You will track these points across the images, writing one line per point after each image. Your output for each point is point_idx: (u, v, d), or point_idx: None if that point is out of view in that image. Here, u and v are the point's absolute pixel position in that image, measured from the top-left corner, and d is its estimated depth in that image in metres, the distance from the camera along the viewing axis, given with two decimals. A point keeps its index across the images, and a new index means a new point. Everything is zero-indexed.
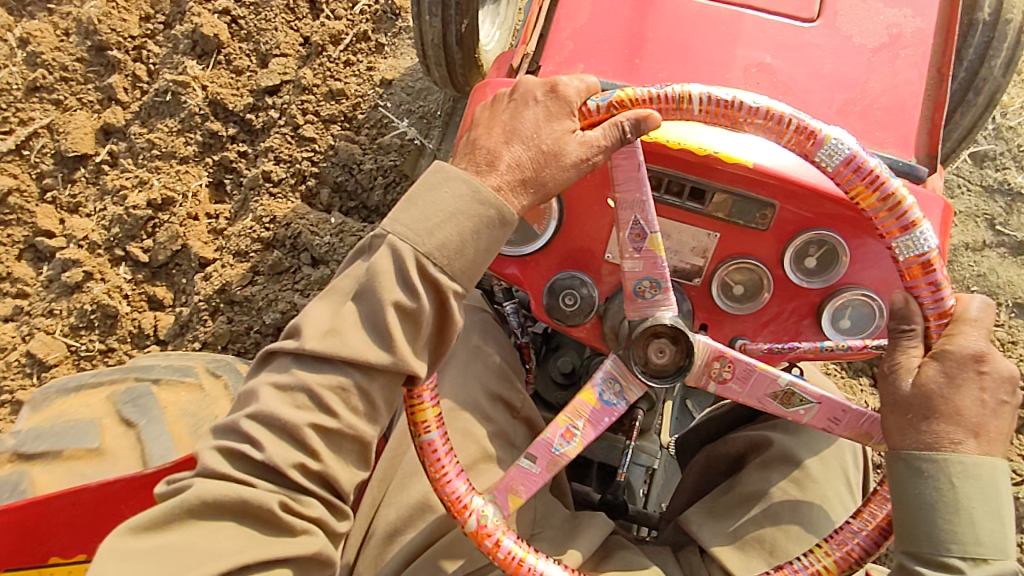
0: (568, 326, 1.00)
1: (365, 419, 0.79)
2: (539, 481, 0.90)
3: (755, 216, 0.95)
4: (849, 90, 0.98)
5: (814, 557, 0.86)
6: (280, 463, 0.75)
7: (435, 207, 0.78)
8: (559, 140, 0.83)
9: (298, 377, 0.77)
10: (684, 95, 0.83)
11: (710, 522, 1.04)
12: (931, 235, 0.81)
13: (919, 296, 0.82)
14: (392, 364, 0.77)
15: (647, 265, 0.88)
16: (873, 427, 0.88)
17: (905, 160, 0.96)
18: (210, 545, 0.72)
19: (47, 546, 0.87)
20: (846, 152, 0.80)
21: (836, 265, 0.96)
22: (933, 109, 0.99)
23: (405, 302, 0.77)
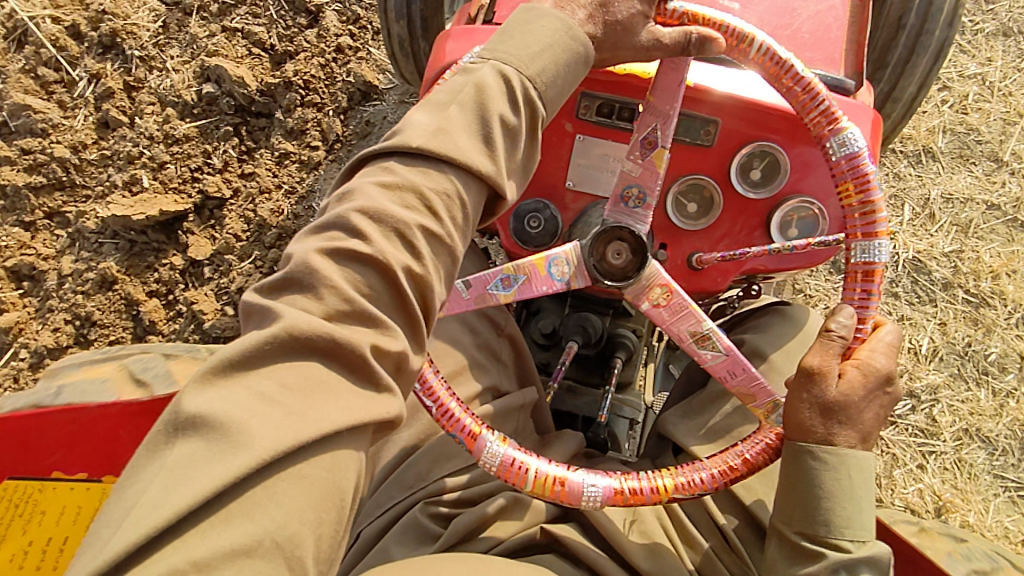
0: (535, 248, 1.07)
1: (459, 233, 0.75)
2: (461, 306, 0.96)
3: (700, 133, 1.03)
4: (779, 16, 1.08)
5: (658, 474, 0.91)
6: (389, 260, 0.68)
7: (535, 36, 0.80)
8: (632, 18, 0.86)
9: (409, 177, 0.72)
10: (748, 36, 0.89)
11: (684, 422, 1.11)
12: (886, 250, 0.88)
13: (850, 297, 0.89)
14: (493, 172, 0.75)
15: (644, 173, 0.94)
16: (760, 393, 0.94)
17: (834, 76, 1.04)
18: (306, 384, 0.63)
19: (52, 460, 0.90)
20: (848, 149, 0.88)
21: (779, 176, 1.03)
22: (858, 32, 1.08)
23: (509, 117, 0.76)
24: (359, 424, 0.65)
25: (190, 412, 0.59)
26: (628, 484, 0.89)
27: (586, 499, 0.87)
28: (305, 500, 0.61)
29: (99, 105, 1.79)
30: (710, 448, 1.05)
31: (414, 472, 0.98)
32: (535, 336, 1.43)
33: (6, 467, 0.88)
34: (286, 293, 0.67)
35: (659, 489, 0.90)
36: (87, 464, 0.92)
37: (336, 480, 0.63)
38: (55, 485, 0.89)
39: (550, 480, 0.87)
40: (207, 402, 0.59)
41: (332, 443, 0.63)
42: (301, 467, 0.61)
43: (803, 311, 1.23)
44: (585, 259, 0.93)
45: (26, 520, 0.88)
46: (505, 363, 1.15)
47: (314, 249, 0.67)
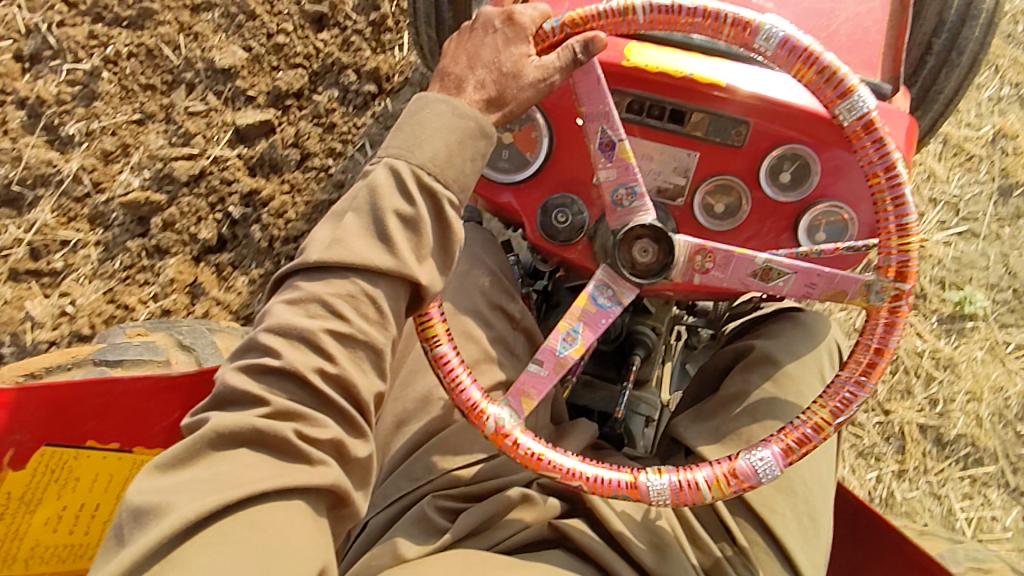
0: (561, 243, 1.08)
1: (376, 326, 0.80)
2: (548, 384, 0.96)
3: (731, 133, 1.03)
4: (816, 18, 1.06)
5: (811, 412, 0.90)
6: (298, 367, 0.76)
7: (420, 127, 0.83)
8: (517, 63, 0.89)
9: (309, 290, 0.79)
10: (628, 7, 0.89)
11: (696, 424, 1.12)
12: (868, 95, 0.86)
13: (885, 205, 0.87)
14: (393, 265, 0.79)
15: (620, 172, 0.94)
16: (848, 284, 0.91)
17: (871, 80, 1.03)
18: (233, 472, 0.71)
19: (84, 430, 0.94)
20: (778, 40, 0.86)
21: (811, 177, 1.03)
22: (896, 36, 1.06)
23: (403, 208, 0.80)
24: (285, 487, 0.72)
25: (138, 502, 0.69)
26: (791, 438, 0.90)
27: (764, 476, 0.89)
28: (246, 552, 0.67)
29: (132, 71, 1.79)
30: (721, 450, 1.06)
31: (424, 462, 1.00)
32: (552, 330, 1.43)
33: (42, 434, 0.92)
34: (224, 408, 0.77)
35: (821, 426, 0.90)
36: (120, 434, 0.96)
37: (280, 536, 0.70)
38: (89, 453, 0.92)
39: (722, 478, 0.89)
40: (151, 490, 0.69)
41: (255, 504, 0.70)
42: (234, 532, 0.68)
43: (818, 317, 1.24)
44: (617, 273, 0.95)
45: (61, 486, 0.91)
46: (520, 356, 1.16)
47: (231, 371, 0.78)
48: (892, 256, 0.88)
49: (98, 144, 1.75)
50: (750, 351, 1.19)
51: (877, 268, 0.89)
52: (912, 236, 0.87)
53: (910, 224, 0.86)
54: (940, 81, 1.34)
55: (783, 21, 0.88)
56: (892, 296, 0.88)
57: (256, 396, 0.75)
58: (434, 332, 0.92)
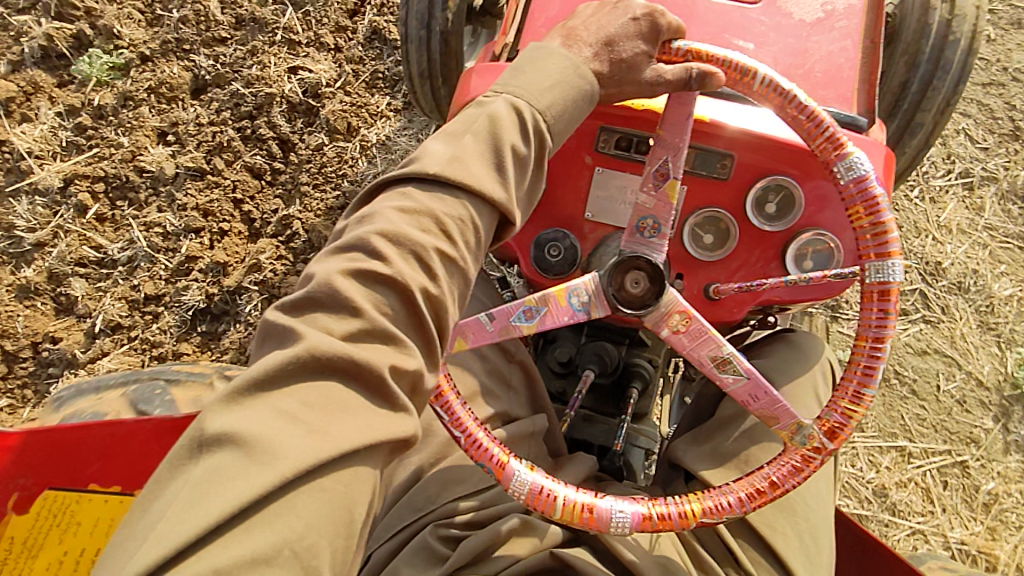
0: (555, 277, 1.10)
1: (471, 257, 0.79)
2: (486, 339, 0.98)
3: (716, 166, 1.06)
4: (792, 57, 1.12)
5: (685, 498, 0.91)
6: (405, 282, 0.73)
7: (544, 73, 0.85)
8: (637, 57, 0.92)
9: (424, 205, 0.77)
10: (751, 69, 0.92)
11: (693, 448, 1.13)
12: (901, 270, 0.90)
13: (868, 318, 0.91)
14: (503, 199, 0.80)
15: (659, 205, 0.96)
16: (783, 415, 0.94)
17: (846, 113, 1.08)
18: (326, 402, 0.67)
19: (88, 474, 0.93)
20: (861, 170, 0.90)
21: (795, 208, 1.06)
22: (869, 72, 1.12)
23: (520, 147, 0.81)
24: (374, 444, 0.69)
25: (214, 433, 0.63)
26: (657, 509, 0.90)
27: (614, 525, 0.88)
28: (319, 510, 0.65)
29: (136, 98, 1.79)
30: (722, 473, 1.06)
31: (425, 493, 1.00)
32: (552, 365, 1.46)
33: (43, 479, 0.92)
34: (313, 312, 0.71)
35: (687, 515, 0.90)
36: (122, 478, 0.95)
37: (353, 494, 0.68)
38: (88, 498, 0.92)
39: (578, 506, 0.88)
40: (235, 421, 0.64)
41: (343, 461, 0.67)
42: (321, 482, 0.65)
43: (812, 338, 1.25)
44: (603, 288, 0.96)
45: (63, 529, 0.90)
46: (516, 388, 1.17)
47: (336, 272, 0.72)
48: (834, 414, 0.92)
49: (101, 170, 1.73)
50: None
51: (818, 417, 0.93)
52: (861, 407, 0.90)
53: (866, 396, 0.90)
54: (916, 117, 1.41)
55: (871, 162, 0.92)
56: (816, 444, 0.91)
57: (356, 307, 0.70)
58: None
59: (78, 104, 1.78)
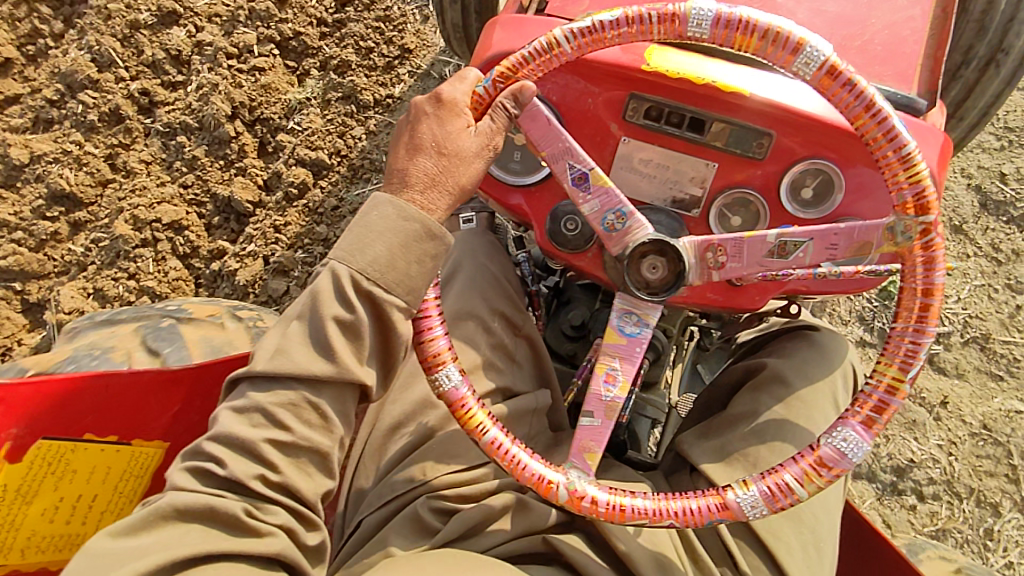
0: (571, 251, 1.06)
1: (320, 431, 0.85)
2: (605, 430, 0.94)
3: (753, 145, 0.99)
4: (850, 27, 1.01)
5: (878, 376, 0.86)
6: (240, 477, 0.81)
7: (364, 228, 0.84)
8: (458, 134, 0.89)
9: (253, 399, 0.83)
10: (552, 41, 0.90)
11: (700, 441, 1.09)
12: (819, 42, 0.83)
13: (844, 101, 0.84)
14: (336, 373, 0.83)
15: (603, 201, 0.92)
16: (868, 234, 0.86)
17: (904, 94, 0.98)
18: (178, 542, 0.77)
19: (83, 423, 0.96)
20: (709, 28, 0.84)
21: (833, 195, 0.99)
22: (936, 47, 1.01)
23: (343, 315, 0.83)
24: (230, 553, 0.79)
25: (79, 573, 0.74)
26: (866, 408, 0.86)
27: (851, 457, 0.85)
28: None
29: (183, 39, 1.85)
30: (726, 472, 1.02)
31: (422, 465, 1.00)
32: (563, 328, 1.41)
33: (41, 428, 0.94)
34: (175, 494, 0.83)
35: (894, 387, 0.85)
36: (118, 427, 0.99)
37: None
38: (87, 446, 0.96)
39: (809, 467, 0.86)
40: (103, 557, 0.76)
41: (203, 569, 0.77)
42: None
43: (835, 340, 1.21)
44: (635, 296, 0.92)
45: (58, 478, 0.94)
46: (521, 364, 1.15)
47: (178, 472, 0.83)
48: (906, 191, 0.83)
49: (143, 110, 1.80)
50: (760, 371, 1.15)
51: (894, 209, 0.85)
52: (917, 165, 0.83)
53: (910, 151, 0.83)
54: (980, 88, 1.30)
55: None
56: (920, 232, 0.84)
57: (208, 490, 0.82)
58: (476, 421, 0.91)
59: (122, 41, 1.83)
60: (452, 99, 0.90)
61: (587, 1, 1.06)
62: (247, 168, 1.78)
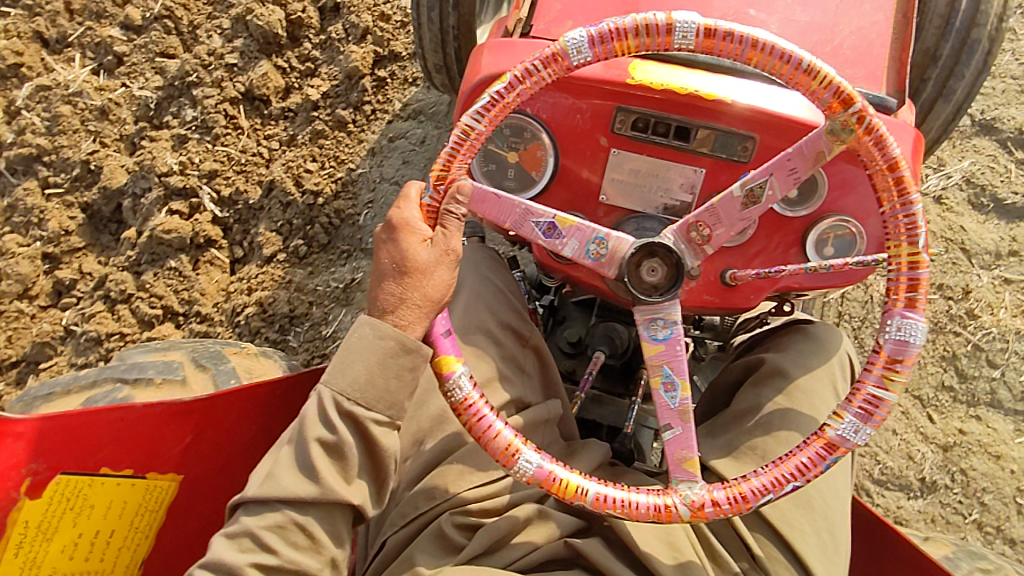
0: (569, 262, 1.08)
1: (308, 553, 0.88)
2: (690, 435, 0.94)
3: (737, 148, 1.03)
4: (820, 33, 1.07)
5: (896, 259, 0.89)
6: None
7: (345, 352, 0.90)
8: (412, 246, 0.91)
9: (244, 525, 0.87)
10: (467, 128, 0.95)
11: (709, 440, 1.10)
12: (680, 15, 0.87)
13: (734, 50, 0.87)
14: (319, 493, 0.87)
15: (580, 237, 0.96)
16: (814, 145, 0.90)
17: (875, 93, 1.03)
18: None
19: (100, 457, 0.97)
20: (589, 50, 0.89)
21: (818, 191, 1.03)
22: (901, 48, 1.07)
23: (326, 436, 0.87)
24: None
25: None
26: (903, 286, 0.88)
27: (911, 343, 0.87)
28: None
29: (180, 95, 1.97)
30: (734, 469, 1.04)
31: (440, 483, 1.00)
32: (561, 345, 1.44)
33: (60, 463, 0.94)
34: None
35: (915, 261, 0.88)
36: (134, 461, 0.99)
37: None
38: (103, 481, 0.97)
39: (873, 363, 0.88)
40: None
41: None
42: None
43: (830, 330, 1.23)
44: (649, 303, 0.94)
45: (77, 513, 0.95)
46: (530, 374, 1.17)
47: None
48: (826, 97, 0.87)
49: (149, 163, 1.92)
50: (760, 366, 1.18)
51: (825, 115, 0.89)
52: (822, 71, 0.87)
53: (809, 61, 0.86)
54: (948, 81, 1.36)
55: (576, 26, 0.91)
56: (857, 121, 0.88)
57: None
58: (572, 486, 0.89)
59: (127, 103, 1.97)
60: (403, 219, 0.93)
61: (570, 21, 1.10)
62: (247, 212, 1.88)
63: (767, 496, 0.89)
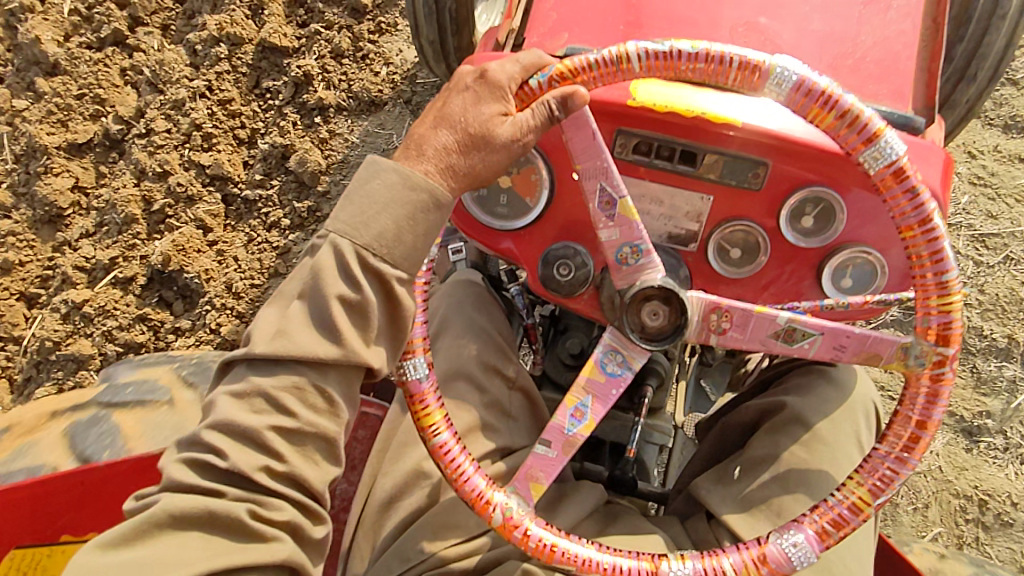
0: (566, 295, 1.01)
1: (327, 417, 0.81)
2: (557, 465, 0.91)
3: (748, 175, 0.94)
4: (840, 45, 0.98)
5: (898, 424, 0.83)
6: (245, 469, 0.77)
7: (365, 201, 0.80)
8: (490, 119, 0.84)
9: (254, 384, 0.79)
10: (623, 56, 0.84)
11: (720, 488, 1.04)
12: (899, 145, 0.80)
13: (847, 142, 0.81)
14: (342, 355, 0.79)
15: (624, 231, 0.88)
16: (881, 347, 0.84)
17: (900, 112, 0.94)
18: (176, 554, 0.73)
19: (58, 525, 0.99)
20: (789, 90, 0.80)
21: (836, 221, 0.95)
22: (929, 60, 0.98)
23: (348, 294, 0.79)
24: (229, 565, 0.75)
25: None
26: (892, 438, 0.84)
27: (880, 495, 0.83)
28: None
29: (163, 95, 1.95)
30: (743, 518, 0.98)
31: (422, 538, 0.95)
32: (563, 358, 1.35)
33: (14, 537, 0.97)
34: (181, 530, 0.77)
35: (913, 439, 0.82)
36: (94, 525, 1.01)
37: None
38: (62, 550, 0.98)
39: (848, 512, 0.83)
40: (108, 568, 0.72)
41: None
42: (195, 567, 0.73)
43: (851, 372, 1.15)
44: (626, 338, 0.89)
45: None
46: (519, 417, 1.10)
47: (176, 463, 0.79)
48: (931, 317, 0.81)
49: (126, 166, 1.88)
50: (778, 411, 1.10)
51: (915, 329, 0.82)
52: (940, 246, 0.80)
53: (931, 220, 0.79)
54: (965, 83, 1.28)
55: (795, 61, 0.81)
56: (934, 362, 0.81)
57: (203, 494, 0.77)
58: (431, 420, 0.90)
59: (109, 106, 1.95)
60: (498, 82, 0.85)
61: (566, 33, 1.01)
62: (233, 217, 1.86)
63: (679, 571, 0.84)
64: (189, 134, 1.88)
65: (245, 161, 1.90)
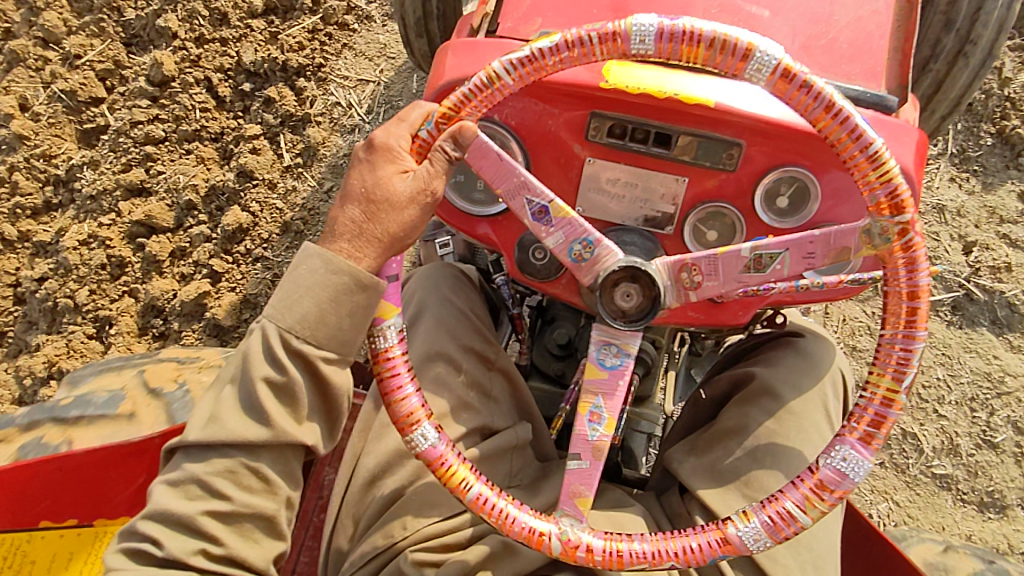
0: (542, 280, 1.02)
1: (263, 496, 0.86)
2: (596, 475, 0.88)
3: (722, 156, 0.95)
4: (814, 25, 0.98)
5: (872, 387, 0.82)
6: (179, 555, 0.82)
7: (293, 285, 0.84)
8: (389, 176, 0.87)
9: (187, 471, 0.85)
10: (492, 75, 0.85)
11: (693, 460, 1.05)
12: (770, 46, 0.78)
13: (732, 65, 0.79)
14: (271, 437, 0.84)
15: (567, 231, 0.88)
16: (842, 238, 0.83)
17: (873, 92, 0.94)
18: None
19: (38, 511, 1.01)
20: (654, 41, 0.79)
21: (810, 202, 0.95)
22: (902, 40, 0.98)
23: (274, 377, 0.84)
24: None
25: None
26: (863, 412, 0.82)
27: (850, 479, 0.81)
28: None
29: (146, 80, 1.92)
30: (719, 495, 0.99)
31: (403, 518, 0.96)
32: (549, 347, 1.36)
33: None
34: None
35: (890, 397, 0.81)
36: (78, 510, 1.03)
37: None
38: (44, 534, 1.02)
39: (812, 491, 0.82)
40: None
41: None
42: None
43: (820, 344, 1.17)
44: (612, 327, 0.88)
45: (15, 567, 1.00)
46: (499, 399, 1.10)
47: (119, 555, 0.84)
48: (877, 192, 0.79)
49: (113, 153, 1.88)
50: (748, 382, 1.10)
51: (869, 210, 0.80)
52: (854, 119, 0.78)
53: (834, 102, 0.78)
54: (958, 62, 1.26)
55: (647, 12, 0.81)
56: (897, 232, 0.79)
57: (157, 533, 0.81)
58: (458, 478, 0.86)
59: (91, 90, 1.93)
60: (387, 144, 0.88)
61: (540, 19, 1.01)
62: (219, 205, 1.85)
63: (644, 563, 0.84)
64: (176, 124, 1.88)
65: (233, 151, 1.88)
